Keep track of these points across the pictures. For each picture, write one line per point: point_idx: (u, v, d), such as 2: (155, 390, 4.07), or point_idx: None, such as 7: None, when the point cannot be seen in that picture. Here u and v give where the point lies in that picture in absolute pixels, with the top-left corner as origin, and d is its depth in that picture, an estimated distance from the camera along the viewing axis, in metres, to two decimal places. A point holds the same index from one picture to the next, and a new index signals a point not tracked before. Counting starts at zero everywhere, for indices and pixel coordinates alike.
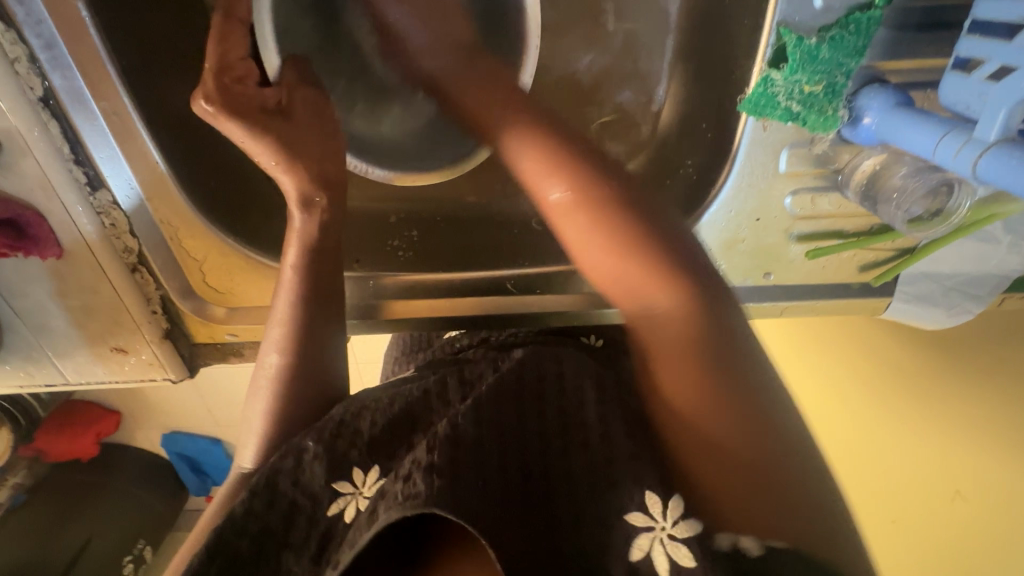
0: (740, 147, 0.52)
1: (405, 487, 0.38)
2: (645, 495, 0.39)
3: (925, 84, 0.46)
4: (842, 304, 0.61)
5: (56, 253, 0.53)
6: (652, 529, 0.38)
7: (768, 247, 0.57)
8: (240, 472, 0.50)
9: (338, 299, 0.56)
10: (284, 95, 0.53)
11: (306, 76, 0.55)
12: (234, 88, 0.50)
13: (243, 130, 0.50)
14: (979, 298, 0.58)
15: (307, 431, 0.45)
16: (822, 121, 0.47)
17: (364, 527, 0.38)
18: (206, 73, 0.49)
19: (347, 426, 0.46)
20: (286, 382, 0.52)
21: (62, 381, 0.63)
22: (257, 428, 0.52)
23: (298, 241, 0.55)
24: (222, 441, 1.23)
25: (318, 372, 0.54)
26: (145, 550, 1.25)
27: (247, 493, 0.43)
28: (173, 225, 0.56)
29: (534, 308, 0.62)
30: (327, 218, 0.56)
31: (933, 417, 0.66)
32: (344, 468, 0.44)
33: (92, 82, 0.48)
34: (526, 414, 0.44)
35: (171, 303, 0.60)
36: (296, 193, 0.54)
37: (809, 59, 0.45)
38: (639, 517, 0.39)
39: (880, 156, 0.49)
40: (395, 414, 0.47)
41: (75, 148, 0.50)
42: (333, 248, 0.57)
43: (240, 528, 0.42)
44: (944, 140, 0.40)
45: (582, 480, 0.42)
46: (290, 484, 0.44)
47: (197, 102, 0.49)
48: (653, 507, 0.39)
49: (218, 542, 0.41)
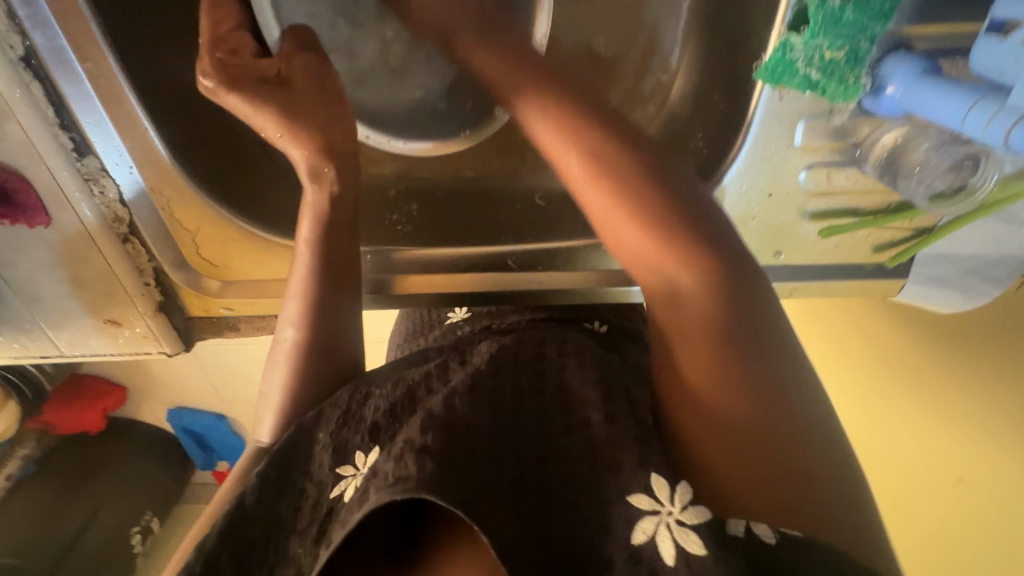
0: (756, 118, 0.50)
1: (396, 469, 0.37)
2: (650, 476, 0.35)
3: (953, 52, 0.43)
4: (855, 286, 0.59)
5: (44, 221, 0.52)
6: (658, 512, 0.33)
7: (780, 224, 0.55)
8: (257, 446, 0.50)
9: (351, 273, 0.54)
10: (283, 65, 0.53)
11: (307, 42, 0.54)
12: (231, 64, 0.50)
13: (242, 102, 0.49)
14: (998, 281, 0.55)
15: (319, 421, 0.46)
16: (843, 91, 0.45)
17: (354, 509, 0.38)
18: (201, 50, 0.49)
19: (354, 414, 0.45)
20: (299, 357, 0.51)
21: (57, 353, 0.62)
22: (275, 400, 0.51)
23: (310, 215, 0.53)
24: (226, 416, 1.23)
25: (329, 350, 0.52)
26: (151, 521, 1.26)
27: (257, 481, 0.43)
28: (164, 194, 0.54)
29: (535, 285, 0.60)
30: (337, 192, 0.53)
31: (938, 411, 0.63)
32: (347, 452, 0.43)
33: (75, 41, 0.46)
34: (526, 402, 0.43)
35: (165, 275, 0.58)
36: (303, 161, 0.51)
37: (832, 22, 0.42)
38: (643, 499, 0.34)
39: (902, 130, 0.46)
40: (396, 396, 0.46)
41: (60, 112, 0.48)
42: (348, 220, 0.54)
43: (251, 514, 0.42)
44: (974, 110, 0.38)
45: (583, 467, 0.38)
46: (300, 472, 0.44)
47: (198, 81, 0.49)
48: (658, 489, 0.34)
49: (228, 530, 0.41)
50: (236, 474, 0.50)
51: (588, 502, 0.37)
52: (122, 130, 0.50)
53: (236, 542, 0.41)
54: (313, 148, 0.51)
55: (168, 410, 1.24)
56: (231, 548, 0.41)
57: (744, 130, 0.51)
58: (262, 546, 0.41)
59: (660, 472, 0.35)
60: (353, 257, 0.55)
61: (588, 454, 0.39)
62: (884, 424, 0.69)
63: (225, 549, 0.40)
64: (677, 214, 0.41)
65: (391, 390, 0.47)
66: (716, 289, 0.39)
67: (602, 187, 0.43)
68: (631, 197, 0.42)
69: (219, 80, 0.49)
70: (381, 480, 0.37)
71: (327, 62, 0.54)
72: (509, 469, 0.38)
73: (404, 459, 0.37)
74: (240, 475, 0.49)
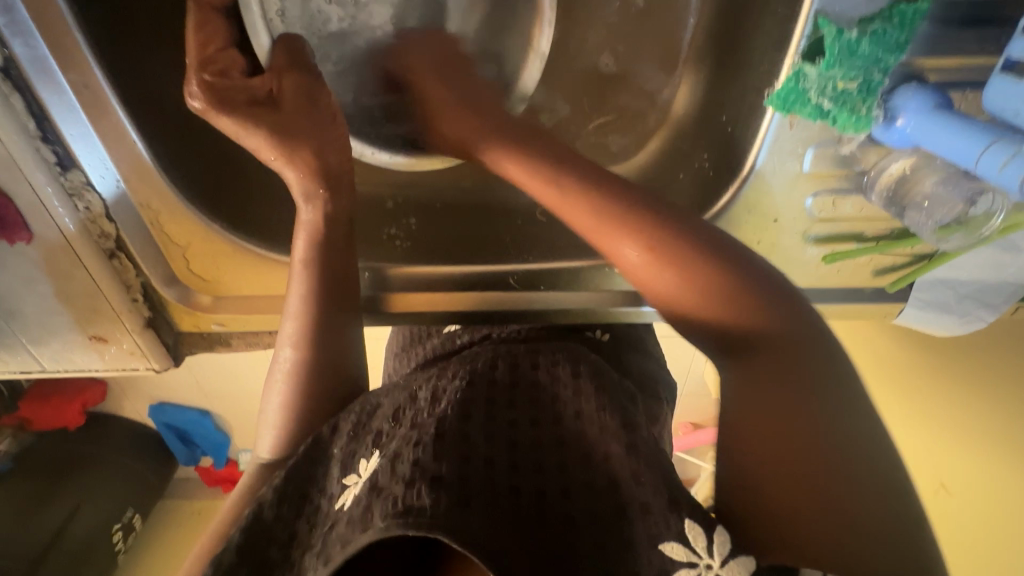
0: (766, 143, 0.49)
1: (405, 496, 0.36)
2: (684, 524, 0.34)
3: (963, 85, 0.43)
4: (857, 309, 0.58)
5: (26, 237, 0.49)
6: (694, 565, 0.33)
7: (784, 249, 0.54)
8: (258, 464, 0.49)
9: (352, 291, 0.53)
10: (274, 83, 0.49)
11: (298, 58, 0.51)
12: (220, 84, 0.46)
13: (232, 126, 0.46)
14: (993, 306, 0.56)
15: (335, 435, 0.45)
16: (854, 121, 0.44)
17: (357, 529, 0.36)
18: (188, 69, 0.46)
19: (364, 428, 0.45)
20: (303, 376, 0.50)
21: (38, 368, 0.60)
22: (275, 420, 0.50)
23: (306, 233, 0.51)
24: (211, 412, 1.16)
25: (335, 366, 0.51)
26: (134, 518, 1.23)
27: (274, 497, 0.42)
28: (153, 208, 0.52)
29: (535, 305, 0.59)
30: (333, 209, 0.51)
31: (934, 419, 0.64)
32: (353, 463, 0.42)
33: (58, 49, 0.43)
34: (541, 425, 0.42)
35: (153, 290, 0.56)
36: (297, 186, 0.50)
37: (847, 54, 0.41)
38: (677, 549, 0.34)
39: (910, 160, 0.46)
40: (401, 402, 0.46)
41: (42, 124, 0.45)
42: (345, 237, 0.52)
43: (267, 528, 0.40)
44: (987, 151, 0.38)
45: (603, 496, 0.38)
46: (316, 490, 0.43)
47: (186, 101, 0.46)
48: (694, 540, 0.34)
49: (247, 547, 0.39)
50: (243, 488, 0.48)
51: (610, 531, 0.36)
52: (109, 143, 0.48)
53: (258, 560, 0.39)
54: (309, 167, 0.49)
55: (150, 406, 1.17)
56: (250, 562, 0.39)
57: (754, 149, 0.50)
58: (280, 565, 0.39)
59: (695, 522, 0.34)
60: (353, 275, 0.53)
61: (609, 482, 0.38)
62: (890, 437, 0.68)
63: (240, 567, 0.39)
64: (674, 242, 0.40)
65: (397, 395, 0.47)
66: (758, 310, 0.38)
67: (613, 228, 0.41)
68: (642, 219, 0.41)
69: (212, 102, 0.46)
70: (387, 504, 0.36)
71: (317, 80, 0.50)
72: (528, 503, 0.37)
73: (415, 488, 0.36)
74: (251, 489, 0.47)
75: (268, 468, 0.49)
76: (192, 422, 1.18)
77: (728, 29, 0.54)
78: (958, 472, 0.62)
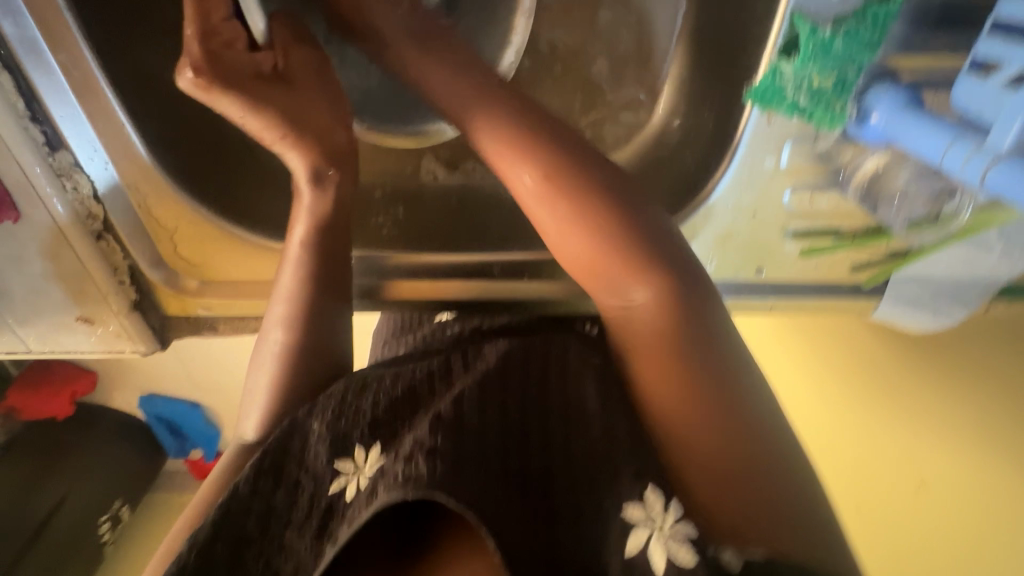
0: (743, 140, 0.50)
1: (406, 468, 0.38)
2: (647, 487, 0.37)
3: (936, 84, 0.43)
4: (833, 304, 0.60)
5: (13, 216, 0.50)
6: (650, 524, 0.35)
7: (763, 243, 0.55)
8: (240, 443, 0.50)
9: (345, 282, 0.54)
10: (280, 59, 0.51)
11: (297, 36, 0.53)
12: (223, 56, 0.47)
13: (238, 104, 0.47)
14: (966, 303, 0.58)
15: (314, 411, 0.44)
16: (829, 117, 0.45)
17: (362, 507, 0.38)
18: (189, 39, 0.46)
19: (349, 406, 0.44)
20: (294, 356, 0.50)
21: (24, 349, 0.60)
22: (260, 398, 0.50)
23: (306, 217, 0.52)
24: (201, 404, 1.15)
25: (326, 351, 0.52)
26: (122, 509, 1.24)
27: (251, 473, 0.42)
28: (141, 190, 0.52)
29: (520, 296, 0.60)
30: (340, 192, 0.53)
31: (910, 415, 0.64)
32: (347, 446, 0.42)
33: (48, 30, 0.44)
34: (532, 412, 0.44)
35: (140, 273, 0.57)
36: (305, 168, 0.51)
37: (820, 51, 0.42)
38: (638, 509, 0.36)
39: (882, 158, 0.47)
40: (398, 396, 0.45)
41: (31, 104, 0.46)
42: (344, 224, 0.54)
43: (246, 507, 0.41)
44: (953, 147, 0.39)
45: (582, 474, 0.40)
46: (295, 465, 0.43)
47: (183, 74, 0.45)
48: (651, 501, 0.36)
49: (220, 521, 0.40)
50: (224, 464, 0.49)
51: (589, 504, 0.39)
52: (96, 124, 0.49)
53: (233, 538, 0.40)
54: (322, 152, 0.51)
55: (140, 397, 1.16)
56: (224, 538, 0.40)
57: (732, 148, 0.52)
58: (257, 540, 0.41)
59: (657, 485, 0.37)
60: (347, 263, 0.54)
61: (589, 459, 0.40)
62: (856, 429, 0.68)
63: (215, 542, 0.40)
64: (634, 238, 0.45)
65: (392, 387, 0.45)
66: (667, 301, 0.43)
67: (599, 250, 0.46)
68: (598, 217, 0.46)
69: (214, 77, 0.46)
70: (390, 479, 0.38)
71: (323, 54, 0.54)
72: (511, 462, 0.40)
73: (413, 458, 0.38)
74: (233, 467, 0.48)
75: (249, 447, 0.49)
76: (181, 414, 1.17)
77: (714, 29, 0.55)
78: (942, 463, 0.62)
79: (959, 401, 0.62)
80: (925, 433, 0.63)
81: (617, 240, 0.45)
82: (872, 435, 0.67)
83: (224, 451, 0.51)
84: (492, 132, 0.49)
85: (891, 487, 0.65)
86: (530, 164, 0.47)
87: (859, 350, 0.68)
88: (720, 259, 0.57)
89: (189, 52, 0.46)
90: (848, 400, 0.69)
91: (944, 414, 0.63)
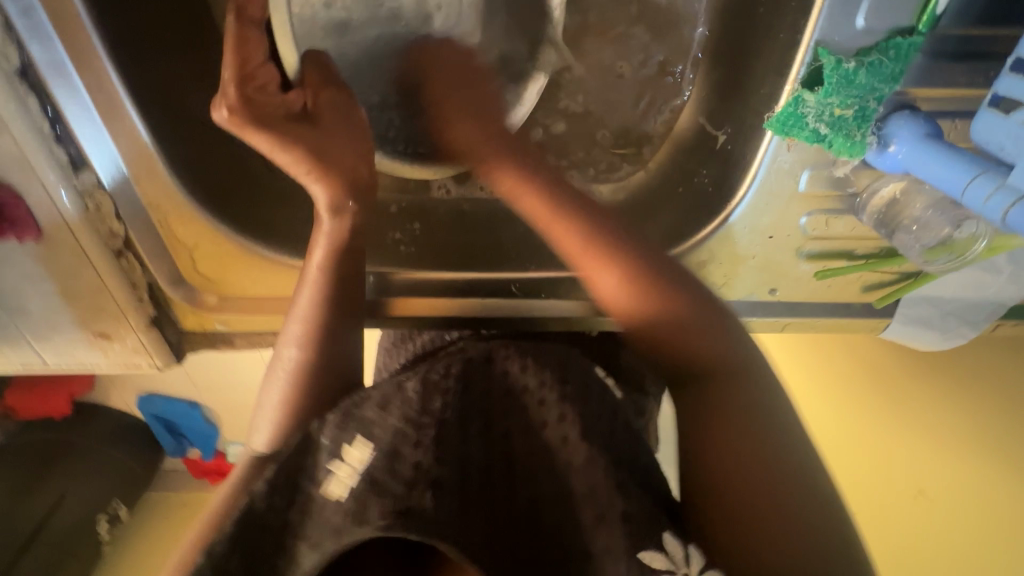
0: (762, 164, 0.51)
1: (404, 496, 0.40)
2: (664, 538, 0.38)
3: (953, 115, 0.45)
4: (846, 323, 0.60)
5: (35, 235, 0.49)
6: (673, 572, 0.37)
7: (777, 263, 0.56)
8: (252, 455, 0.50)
9: (359, 300, 0.55)
10: (310, 97, 0.51)
11: (330, 74, 0.52)
12: (258, 99, 0.47)
13: (268, 140, 0.47)
14: (975, 323, 0.59)
15: (320, 423, 0.42)
16: (849, 146, 0.45)
17: (357, 522, 0.40)
18: (228, 81, 0.45)
19: (353, 415, 0.42)
20: (306, 375, 0.51)
21: (40, 364, 0.60)
22: (270, 415, 0.51)
23: (327, 243, 0.52)
24: (201, 407, 1.15)
25: (337, 369, 0.52)
26: (119, 509, 1.23)
27: (267, 488, 0.40)
28: (162, 209, 0.52)
29: (534, 313, 0.61)
30: (359, 222, 0.53)
31: (933, 422, 0.65)
32: (344, 452, 0.41)
33: (76, 52, 0.44)
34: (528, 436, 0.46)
35: (159, 290, 0.57)
36: (326, 200, 0.51)
37: (844, 83, 0.43)
38: (659, 558, 0.37)
39: (900, 184, 0.49)
40: (393, 392, 0.44)
41: (57, 126, 0.46)
42: (361, 251, 0.54)
43: (263, 524, 0.40)
44: (976, 181, 0.40)
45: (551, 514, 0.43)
46: (307, 480, 0.41)
47: (218, 112, 0.45)
48: (672, 551, 0.38)
49: (238, 539, 0.39)
50: (233, 478, 0.49)
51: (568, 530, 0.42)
52: (120, 143, 0.49)
53: (246, 549, 0.40)
54: (343, 184, 0.51)
55: (139, 398, 1.14)
56: (243, 547, 0.39)
57: (752, 170, 0.52)
58: (269, 552, 0.40)
59: (674, 534, 0.38)
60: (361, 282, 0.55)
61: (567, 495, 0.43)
62: (867, 437, 0.67)
63: (232, 552, 0.39)
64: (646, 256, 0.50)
65: (390, 386, 0.44)
66: (703, 329, 0.47)
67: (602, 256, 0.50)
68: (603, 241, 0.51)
69: (246, 116, 0.45)
70: (385, 500, 0.40)
71: (349, 95, 0.53)
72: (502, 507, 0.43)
73: (416, 489, 0.41)
74: (242, 481, 0.47)
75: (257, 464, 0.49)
76: (184, 417, 1.17)
77: (731, 53, 0.56)
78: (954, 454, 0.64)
79: (969, 407, 0.64)
80: (944, 440, 0.64)
81: (661, 303, 0.48)
82: (886, 445, 0.66)
83: (234, 465, 0.51)
84: (513, 178, 0.54)
85: (894, 483, 0.65)
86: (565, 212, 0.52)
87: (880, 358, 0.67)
88: (736, 279, 0.57)
89: (226, 92, 0.46)
90: (860, 400, 0.67)
91: (954, 414, 0.64)
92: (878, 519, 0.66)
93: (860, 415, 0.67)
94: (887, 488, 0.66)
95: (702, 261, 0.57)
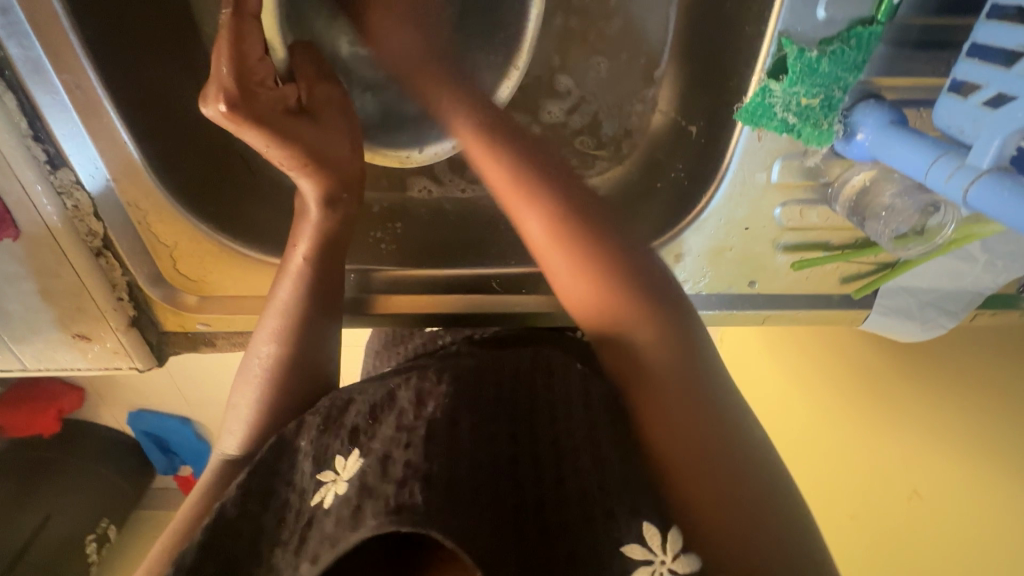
0: (735, 157, 0.51)
1: (397, 495, 0.35)
2: (642, 526, 0.37)
3: (918, 103, 0.46)
4: (825, 314, 0.61)
5: (13, 234, 0.50)
6: (651, 563, 0.36)
7: (755, 256, 0.57)
8: (223, 459, 0.49)
9: (338, 295, 0.54)
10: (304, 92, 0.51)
11: (323, 66, 0.55)
12: (261, 94, 0.46)
13: (263, 137, 0.46)
14: (954, 313, 0.58)
15: (300, 429, 0.43)
16: (817, 135, 0.47)
17: (348, 529, 0.35)
18: (225, 74, 0.44)
19: (335, 420, 0.43)
20: (279, 370, 0.51)
21: (19, 367, 0.59)
22: (243, 415, 0.50)
23: (311, 233, 0.53)
24: (191, 419, 1.14)
25: (314, 364, 0.52)
26: (108, 529, 1.19)
27: (240, 493, 0.41)
28: (141, 208, 0.53)
29: (515, 309, 0.60)
30: (350, 215, 0.54)
31: (931, 417, 0.61)
32: (326, 458, 0.41)
33: (54, 51, 0.45)
34: (520, 440, 0.42)
35: (139, 290, 0.56)
36: (319, 195, 0.52)
37: (809, 72, 0.45)
38: (638, 549, 0.36)
39: (870, 172, 0.49)
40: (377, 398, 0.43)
41: (34, 124, 0.46)
42: (345, 243, 0.55)
43: (235, 529, 0.40)
44: (938, 163, 0.40)
45: (575, 505, 0.38)
46: (283, 483, 0.42)
47: (214, 105, 0.44)
48: (650, 538, 0.36)
49: (209, 543, 0.39)
50: (205, 483, 0.48)
51: (584, 538, 0.37)
52: (99, 143, 0.49)
53: (224, 558, 0.39)
54: (333, 179, 0.52)
55: (127, 413, 1.14)
56: (215, 560, 0.39)
57: (726, 159, 0.52)
58: (250, 558, 0.40)
59: (652, 522, 0.37)
60: (338, 278, 0.54)
61: (585, 492, 0.39)
62: (854, 436, 0.67)
63: (205, 560, 0.38)
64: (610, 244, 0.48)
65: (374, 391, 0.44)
66: (670, 337, 0.45)
67: (555, 245, 0.48)
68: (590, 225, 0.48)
69: (245, 113, 0.44)
70: (379, 502, 0.35)
71: (343, 92, 0.55)
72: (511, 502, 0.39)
73: (408, 487, 0.35)
74: (217, 483, 0.48)
75: (232, 463, 0.49)
76: (171, 430, 1.16)
77: (699, 51, 0.58)
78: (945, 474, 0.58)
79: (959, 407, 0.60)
80: (937, 446, 0.60)
81: (628, 307, 0.46)
82: (873, 448, 0.65)
83: (206, 467, 0.50)
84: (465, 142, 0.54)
85: (888, 490, 0.62)
86: (543, 206, 0.49)
87: (853, 358, 0.71)
88: (715, 272, 0.58)
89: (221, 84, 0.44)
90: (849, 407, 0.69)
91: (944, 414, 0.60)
92: (855, 520, 0.65)
93: (849, 417, 0.69)
94: (875, 492, 0.63)
95: (681, 253, 0.57)
